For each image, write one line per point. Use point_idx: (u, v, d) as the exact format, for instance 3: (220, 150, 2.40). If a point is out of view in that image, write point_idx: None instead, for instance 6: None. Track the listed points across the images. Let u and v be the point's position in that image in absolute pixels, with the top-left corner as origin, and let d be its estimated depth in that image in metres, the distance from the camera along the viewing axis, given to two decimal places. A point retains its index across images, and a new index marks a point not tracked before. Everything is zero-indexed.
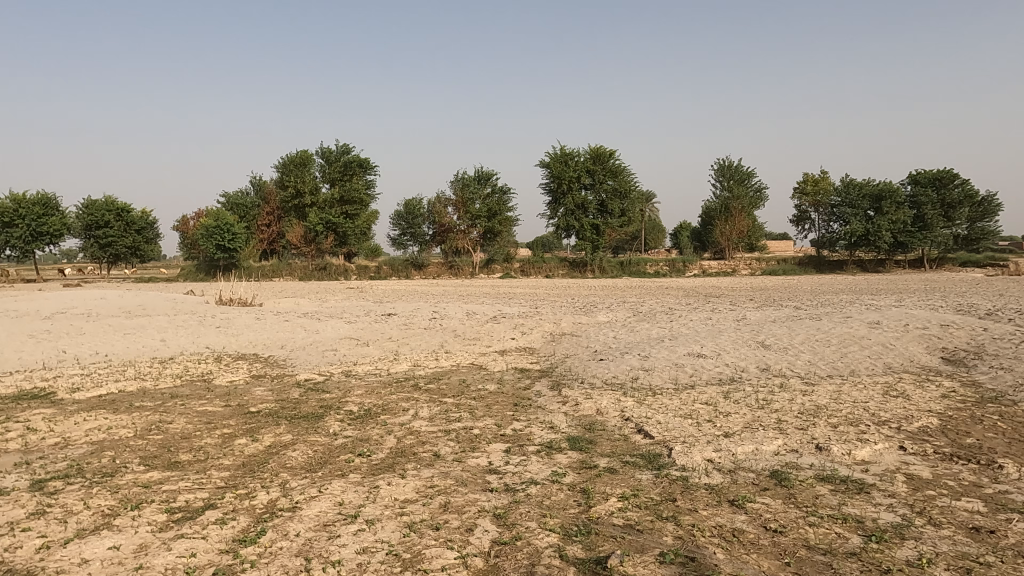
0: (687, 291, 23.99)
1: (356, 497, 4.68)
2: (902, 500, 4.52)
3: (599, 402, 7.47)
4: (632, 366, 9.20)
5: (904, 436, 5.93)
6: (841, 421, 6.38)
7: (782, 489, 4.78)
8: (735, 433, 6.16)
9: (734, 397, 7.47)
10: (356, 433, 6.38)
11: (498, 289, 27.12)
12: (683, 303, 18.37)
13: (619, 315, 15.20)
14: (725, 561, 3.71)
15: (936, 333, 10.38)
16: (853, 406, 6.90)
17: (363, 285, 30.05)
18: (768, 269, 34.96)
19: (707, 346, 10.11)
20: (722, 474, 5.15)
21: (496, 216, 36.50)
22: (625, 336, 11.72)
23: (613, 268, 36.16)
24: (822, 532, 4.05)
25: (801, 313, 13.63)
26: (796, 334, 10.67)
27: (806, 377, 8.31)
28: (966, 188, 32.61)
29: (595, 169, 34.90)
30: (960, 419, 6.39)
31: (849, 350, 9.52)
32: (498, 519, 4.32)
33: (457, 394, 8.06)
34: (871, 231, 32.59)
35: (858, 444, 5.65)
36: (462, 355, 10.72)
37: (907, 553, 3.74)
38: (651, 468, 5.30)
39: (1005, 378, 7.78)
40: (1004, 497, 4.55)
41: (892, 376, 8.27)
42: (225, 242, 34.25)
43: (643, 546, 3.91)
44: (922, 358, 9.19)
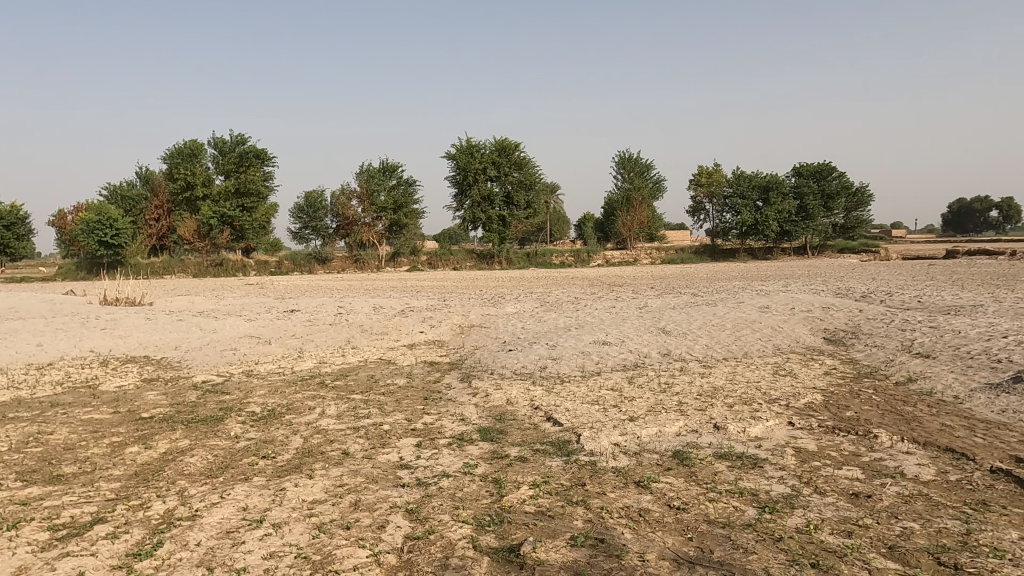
0: (592, 280, 24.50)
1: (261, 501, 4.52)
2: (791, 472, 4.85)
3: (509, 392, 7.55)
4: (540, 355, 9.36)
5: (792, 412, 6.35)
6: (736, 401, 6.76)
7: (684, 468, 5.01)
8: (639, 416, 6.40)
9: (638, 381, 7.76)
10: (259, 435, 6.14)
11: (405, 282, 26.86)
12: (589, 292, 18.79)
13: (527, 306, 15.40)
14: (632, 540, 3.85)
15: (818, 315, 11.16)
16: (747, 386, 7.33)
17: (264, 282, 28.82)
18: (667, 258, 36.45)
19: (611, 334, 10.43)
20: (628, 456, 5.33)
21: (402, 209, 35.95)
22: (533, 326, 11.90)
23: (520, 259, 36.58)
24: (720, 507, 4.28)
25: (698, 299, 14.28)
26: (694, 320, 11.19)
27: (704, 360, 8.74)
28: (842, 180, 35.28)
29: (500, 162, 34.90)
30: (840, 394, 6.92)
31: (742, 333, 10.09)
32: (411, 514, 4.29)
33: (366, 391, 7.91)
34: (760, 220, 34.51)
35: (752, 421, 6.01)
36: (369, 350, 10.55)
37: (797, 521, 4.01)
38: (561, 454, 5.42)
39: (877, 355, 8.49)
40: (880, 464, 4.95)
41: (781, 356, 8.84)
42: (109, 237, 31.90)
43: (555, 531, 3.99)
44: (806, 338, 9.88)
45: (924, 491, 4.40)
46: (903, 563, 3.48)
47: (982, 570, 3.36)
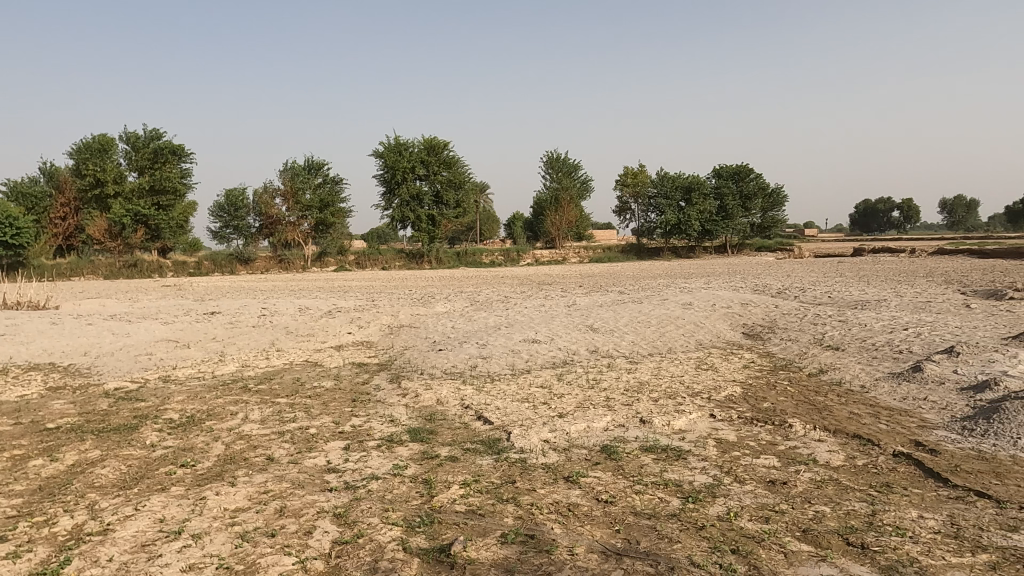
0: (522, 279, 24.64)
1: (180, 511, 4.33)
2: (713, 462, 5.03)
3: (439, 392, 7.51)
4: (470, 354, 9.35)
5: (714, 404, 6.59)
6: (661, 395, 6.96)
7: (612, 462, 5.12)
8: (568, 413, 6.49)
9: (567, 378, 7.88)
10: (177, 443, 5.88)
11: (331, 282, 26.28)
12: (519, 291, 18.90)
13: (456, 305, 15.34)
14: (562, 535, 3.90)
15: (737, 311, 11.62)
16: (671, 380, 7.55)
17: (181, 283, 27.58)
18: (595, 257, 37.10)
19: (541, 332, 10.53)
20: (557, 452, 5.41)
21: (329, 208, 35.12)
22: (462, 325, 11.87)
23: (450, 259, 36.44)
24: (646, 498, 4.39)
25: (625, 297, 14.59)
26: (621, 317, 11.45)
27: (630, 356, 8.95)
28: (759, 181, 36.82)
29: (429, 160, 34.59)
30: (758, 386, 7.24)
31: (666, 329, 10.38)
32: (339, 518, 4.21)
33: (292, 394, 7.70)
34: (682, 220, 35.56)
35: (676, 414, 6.20)
36: (295, 352, 10.27)
37: (718, 509, 4.17)
38: (491, 453, 5.44)
39: (792, 348, 8.92)
40: (794, 452, 5.21)
41: (702, 351, 9.16)
42: (8, 237, 29.78)
43: (486, 530, 4.01)
44: (727, 333, 10.26)
45: (834, 476, 4.65)
46: (815, 545, 3.67)
47: (886, 547, 3.58)
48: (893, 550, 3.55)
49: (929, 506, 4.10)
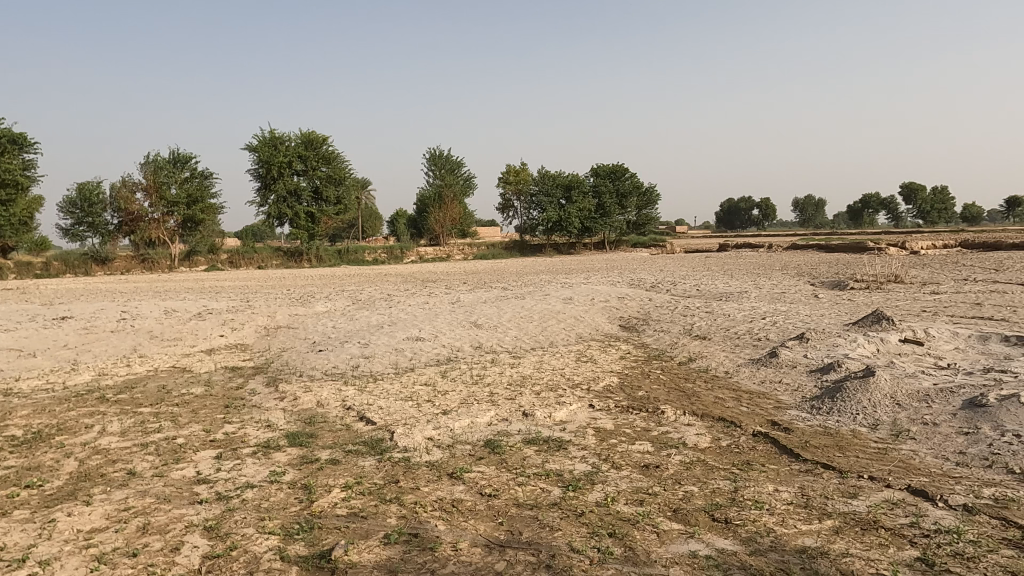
0: (406, 277, 24.34)
1: (24, 537, 3.93)
2: (592, 450, 5.22)
3: (319, 394, 7.28)
4: (352, 354, 9.12)
5: (592, 395, 6.84)
6: (543, 388, 7.13)
7: (495, 456, 5.18)
8: (452, 409, 6.50)
9: (451, 375, 7.88)
10: (20, 462, 5.32)
11: (202, 283, 24.75)
12: (402, 289, 18.65)
13: (338, 304, 14.92)
14: (446, 532, 3.91)
15: (615, 305, 12.09)
16: (552, 373, 7.75)
17: (25, 287, 24.94)
18: (479, 254, 37.32)
19: (424, 329, 10.46)
20: (441, 449, 5.40)
21: (198, 203, 32.98)
22: (344, 325, 11.57)
23: (331, 257, 35.40)
24: (529, 490, 4.49)
25: (508, 293, 14.80)
26: (504, 312, 11.59)
27: (513, 351, 9.09)
28: (634, 180, 38.47)
29: (307, 155, 33.33)
30: (633, 375, 7.59)
31: (548, 324, 10.63)
32: (210, 531, 3.98)
33: (157, 403, 7.18)
34: (563, 217, 36.34)
35: (557, 406, 6.37)
36: (160, 358, 9.58)
37: (597, 495, 4.33)
38: (374, 453, 5.35)
39: (664, 338, 9.40)
40: (666, 436, 5.50)
41: (582, 343, 9.46)
42: None
43: (368, 532, 3.93)
44: (605, 326, 10.67)
45: (701, 457, 4.96)
46: (685, 523, 3.90)
47: (746, 520, 3.87)
48: (752, 523, 3.84)
49: (783, 479, 4.46)
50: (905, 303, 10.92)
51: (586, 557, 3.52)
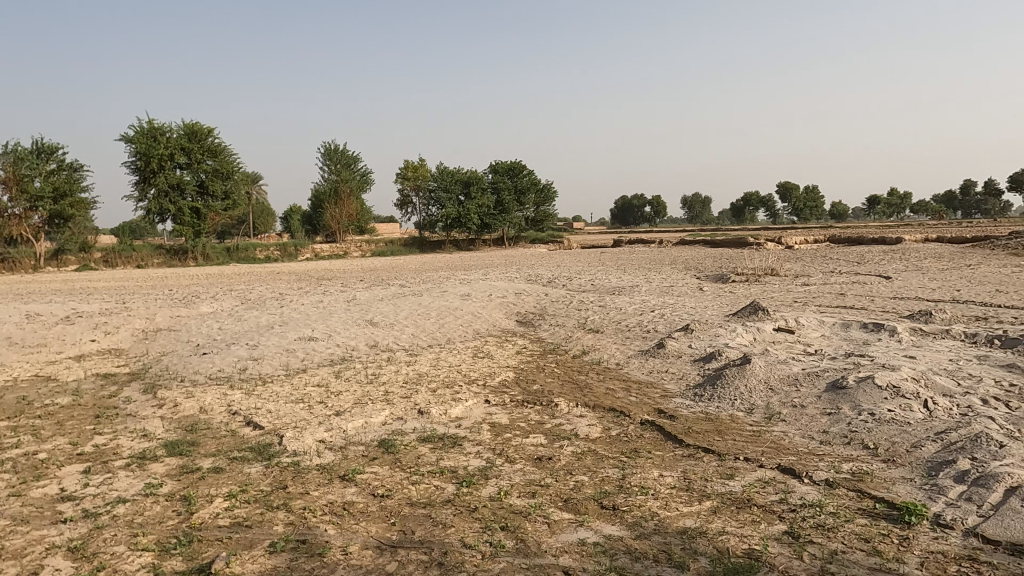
0: (300, 275, 23.53)
1: None
2: (487, 445, 5.25)
3: (203, 399, 6.90)
4: (239, 356, 8.71)
5: (488, 390, 6.88)
6: (439, 385, 7.09)
7: (389, 456, 5.10)
8: (345, 410, 6.35)
9: (345, 375, 7.69)
10: None
11: (71, 284, 22.81)
12: (295, 288, 18.02)
13: (225, 304, 14.20)
14: (336, 535, 3.81)
15: (512, 300, 12.22)
16: (449, 370, 7.73)
17: None
18: (378, 250, 36.63)
19: (318, 329, 10.15)
20: (333, 452, 5.26)
21: (66, 198, 30.33)
22: (231, 326, 11.03)
23: (219, 255, 33.70)
24: (422, 488, 4.45)
25: (405, 290, 14.61)
26: (401, 310, 11.44)
27: (410, 348, 8.99)
28: (532, 178, 39.01)
29: (191, 147, 31.43)
30: (528, 369, 7.70)
31: (446, 320, 10.59)
32: (74, 552, 3.68)
33: (15, 416, 6.55)
34: (462, 214, 36.16)
35: (453, 403, 6.36)
36: (20, 367, 8.76)
37: (490, 490, 4.36)
38: (261, 459, 5.13)
39: (559, 333, 9.60)
40: (559, 428, 5.62)
41: (479, 339, 9.50)
42: None
43: (253, 541, 3.77)
44: (502, 321, 10.76)
45: (592, 447, 5.11)
46: (575, 512, 4.00)
47: (632, 506, 4.02)
48: (638, 508, 3.99)
49: (667, 465, 4.67)
50: (779, 294, 11.71)
51: (478, 552, 3.53)
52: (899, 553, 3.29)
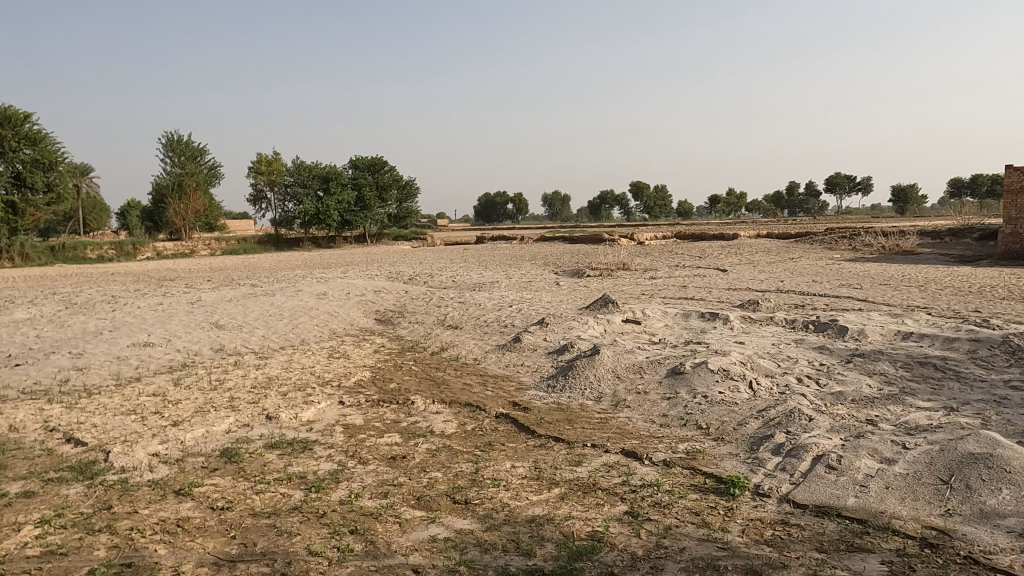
0: (139, 276, 21.61)
1: None
2: (339, 448, 5.09)
3: (13, 416, 6.13)
4: (61, 367, 7.84)
5: (343, 391, 6.68)
6: (290, 388, 6.79)
7: (231, 465, 4.81)
8: (184, 420, 5.90)
9: (185, 382, 7.15)
10: None
11: None
12: (131, 290, 16.50)
13: (44, 310, 12.71)
14: (167, 556, 3.53)
15: (371, 298, 11.96)
16: (301, 372, 7.42)
17: None
18: (229, 249, 34.45)
19: (155, 333, 9.36)
20: (168, 465, 4.87)
21: None
22: (51, 333, 9.89)
23: (41, 255, 30.17)
24: (267, 497, 4.24)
25: (257, 290, 13.85)
26: (251, 311, 10.83)
27: (260, 351, 8.54)
28: (394, 174, 38.41)
29: (4, 134, 27.76)
30: (386, 368, 7.57)
31: (300, 321, 10.17)
32: None
33: None
34: (321, 210, 34.76)
35: (304, 406, 6.10)
36: None
37: (340, 494, 4.23)
38: (83, 479, 4.65)
39: (419, 330, 9.53)
40: (415, 426, 5.57)
41: (335, 339, 9.21)
42: None
43: (67, 570, 3.40)
44: (360, 320, 10.51)
45: (447, 443, 5.11)
46: (427, 509, 3.97)
47: (483, 499, 4.06)
48: (489, 500, 4.04)
49: (520, 456, 4.77)
50: (629, 287, 12.35)
51: (324, 559, 3.41)
52: (724, 522, 3.57)
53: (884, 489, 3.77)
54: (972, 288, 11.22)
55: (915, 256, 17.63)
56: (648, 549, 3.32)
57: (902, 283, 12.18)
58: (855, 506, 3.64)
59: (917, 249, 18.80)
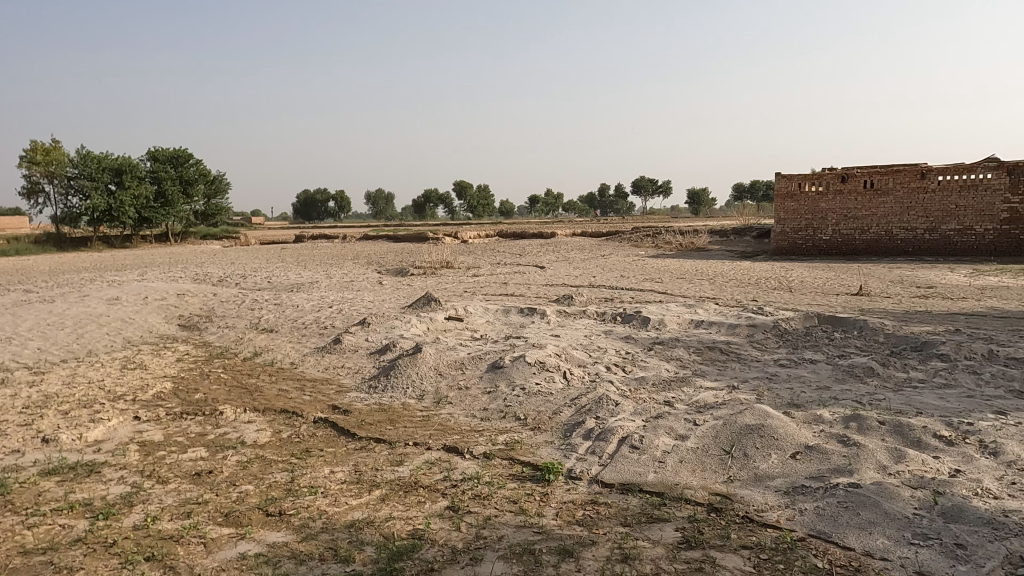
0: None
1: None
2: (133, 468, 4.60)
3: None
4: None
5: (139, 405, 6.04)
6: (73, 406, 6.00)
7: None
8: None
9: None
10: None
11: None
12: None
13: None
14: None
15: (172, 302, 10.93)
16: (87, 387, 6.59)
17: None
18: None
19: None
20: None
21: None
22: None
23: None
24: (42, 530, 3.71)
25: (32, 296, 12.07)
26: (23, 321, 9.42)
27: (35, 366, 7.45)
28: (200, 167, 35.48)
29: None
30: (190, 378, 6.96)
31: (86, 330, 9.02)
32: None
33: None
34: (114, 206, 31.08)
35: (91, 425, 5.43)
36: None
37: (134, 518, 3.82)
38: None
39: (229, 335, 8.89)
40: (223, 438, 5.19)
41: (130, 349, 8.29)
42: None
43: None
44: (161, 327, 9.57)
45: (259, 453, 4.81)
46: (236, 525, 3.71)
47: (299, 509, 3.87)
48: (306, 509, 3.86)
49: (339, 460, 4.62)
50: (452, 285, 12.48)
51: None
52: (539, 507, 3.73)
53: (679, 463, 4.16)
54: (750, 280, 12.77)
55: (706, 252, 19.66)
56: (468, 541, 3.37)
57: (695, 276, 13.52)
58: (655, 480, 3.98)
59: (707, 246, 21.00)
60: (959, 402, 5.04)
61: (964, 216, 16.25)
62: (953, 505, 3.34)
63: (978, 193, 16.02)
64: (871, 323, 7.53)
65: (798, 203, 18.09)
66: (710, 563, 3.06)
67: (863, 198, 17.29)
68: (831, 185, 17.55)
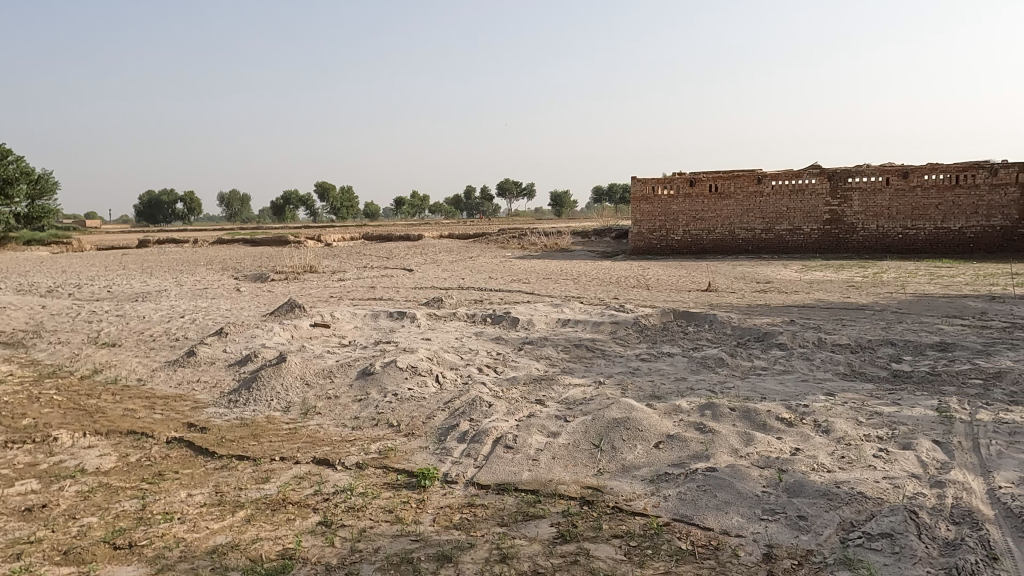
0: None
1: None
2: None
3: None
4: None
5: None
6: None
7: None
8: None
9: None
10: None
11: None
12: None
13: None
14: None
15: None
16: None
17: None
18: None
19: None
20: None
21: None
22: None
23: None
24: None
25: None
26: None
27: None
28: (21, 165, 31.72)
29: None
30: (17, 402, 6.19)
31: None
32: None
33: None
34: None
35: None
36: None
37: None
38: None
39: (62, 352, 8.00)
40: (59, 467, 4.66)
41: None
42: None
43: None
44: None
45: (103, 481, 4.37)
46: (77, 563, 3.35)
47: (152, 538, 3.56)
48: (160, 538, 3.56)
49: (197, 482, 4.30)
50: (317, 290, 12.04)
51: None
52: (416, 514, 3.69)
53: (551, 459, 4.27)
54: (611, 278, 13.43)
55: (570, 252, 20.40)
56: (343, 556, 3.26)
57: (561, 276, 13.96)
58: (530, 478, 4.06)
59: (570, 246, 21.76)
60: (796, 386, 5.57)
61: (794, 218, 18.03)
62: (794, 480, 3.68)
63: (805, 197, 17.85)
64: (719, 317, 8.15)
65: (652, 205, 19.21)
66: (585, 555, 3.17)
67: (708, 201, 18.67)
68: (681, 188, 18.80)
